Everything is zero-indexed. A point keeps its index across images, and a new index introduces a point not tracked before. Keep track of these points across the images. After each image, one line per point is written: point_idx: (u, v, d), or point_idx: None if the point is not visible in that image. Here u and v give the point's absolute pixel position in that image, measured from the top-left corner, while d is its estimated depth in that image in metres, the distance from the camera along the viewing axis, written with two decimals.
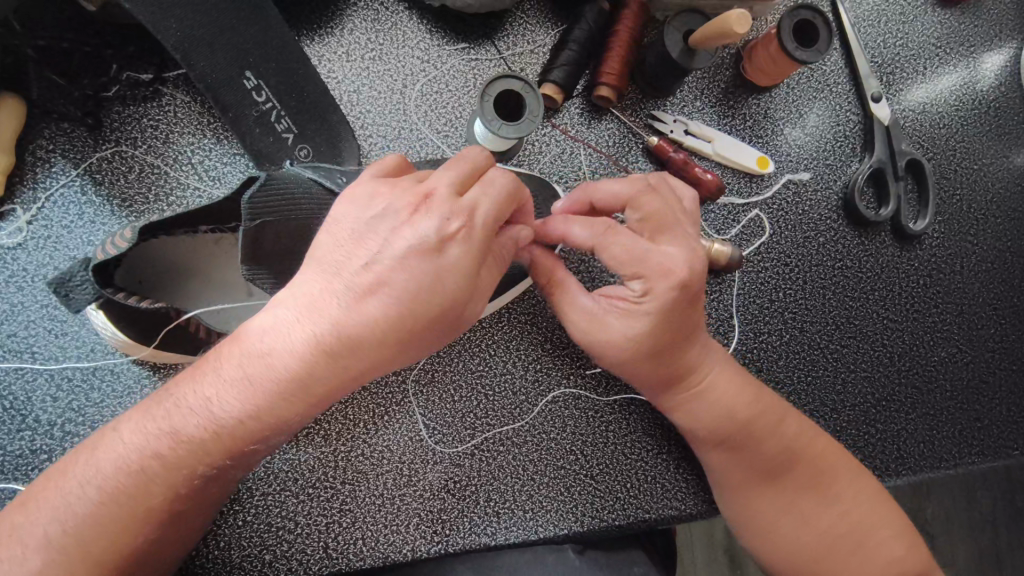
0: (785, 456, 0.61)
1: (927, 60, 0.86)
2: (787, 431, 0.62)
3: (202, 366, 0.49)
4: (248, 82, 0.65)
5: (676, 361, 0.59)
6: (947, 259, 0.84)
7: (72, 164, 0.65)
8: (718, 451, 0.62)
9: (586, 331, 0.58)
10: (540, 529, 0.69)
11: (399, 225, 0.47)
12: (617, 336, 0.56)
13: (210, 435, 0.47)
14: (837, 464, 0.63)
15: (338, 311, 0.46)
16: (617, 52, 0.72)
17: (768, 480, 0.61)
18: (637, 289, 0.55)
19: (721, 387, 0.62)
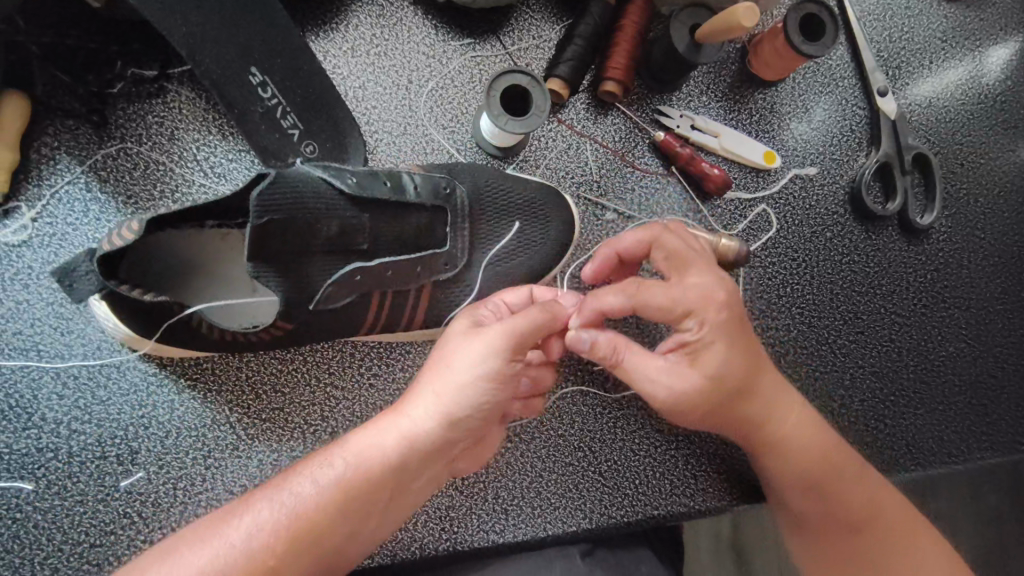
0: (865, 506, 0.60)
1: (933, 54, 0.86)
2: (868, 484, 0.61)
3: (312, 461, 0.50)
4: (253, 78, 0.64)
5: (753, 404, 0.58)
6: (954, 254, 0.84)
7: (77, 161, 0.65)
8: (806, 493, 0.61)
9: (659, 389, 0.55)
10: (548, 526, 0.69)
11: (484, 358, 0.49)
12: (698, 381, 0.55)
13: (320, 522, 0.47)
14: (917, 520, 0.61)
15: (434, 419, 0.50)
16: (623, 47, 0.72)
17: (855, 530, 0.59)
18: (692, 328, 0.55)
19: (804, 432, 0.60)
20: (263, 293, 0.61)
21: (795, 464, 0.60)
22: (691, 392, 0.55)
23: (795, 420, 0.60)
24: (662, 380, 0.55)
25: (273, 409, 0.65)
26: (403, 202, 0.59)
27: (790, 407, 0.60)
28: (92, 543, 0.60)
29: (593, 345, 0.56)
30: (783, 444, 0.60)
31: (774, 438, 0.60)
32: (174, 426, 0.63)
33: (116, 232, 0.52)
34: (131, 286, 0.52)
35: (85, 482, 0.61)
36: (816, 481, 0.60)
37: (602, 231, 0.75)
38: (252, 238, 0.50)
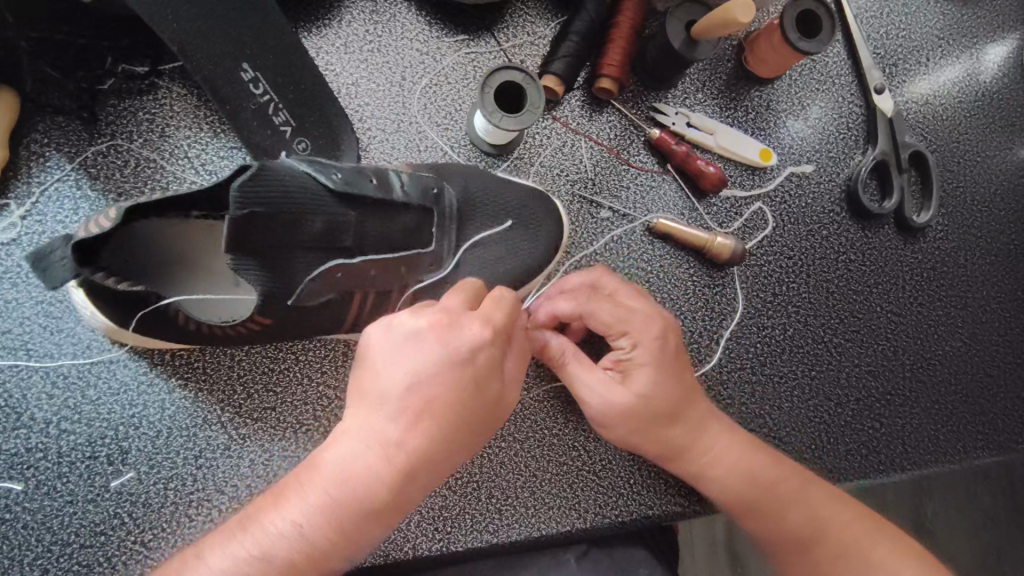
0: (811, 529, 0.57)
1: (930, 51, 0.86)
2: (811, 504, 0.58)
3: (278, 495, 0.46)
4: (245, 74, 0.64)
5: (677, 429, 0.60)
6: (951, 252, 0.83)
7: (67, 158, 0.64)
8: (748, 519, 0.59)
9: (596, 399, 0.58)
10: (542, 526, 0.69)
11: (416, 346, 0.47)
12: (631, 397, 0.58)
13: (298, 555, 0.43)
14: (875, 532, 0.57)
15: (392, 433, 0.46)
16: (618, 43, 0.72)
17: (805, 555, 0.57)
18: (625, 346, 0.59)
19: (729, 457, 0.60)
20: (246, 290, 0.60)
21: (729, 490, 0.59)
22: (624, 405, 0.58)
23: (722, 446, 0.60)
24: (598, 393, 0.58)
25: (265, 409, 0.65)
26: (390, 199, 0.59)
27: (711, 435, 0.61)
28: (82, 544, 0.60)
29: (546, 348, 0.60)
30: (705, 474, 0.60)
31: (695, 466, 0.61)
32: (165, 426, 0.63)
33: (92, 220, 0.52)
34: (113, 277, 0.52)
35: (75, 483, 0.61)
36: (754, 509, 0.59)
37: (597, 229, 0.75)
38: (229, 230, 0.49)
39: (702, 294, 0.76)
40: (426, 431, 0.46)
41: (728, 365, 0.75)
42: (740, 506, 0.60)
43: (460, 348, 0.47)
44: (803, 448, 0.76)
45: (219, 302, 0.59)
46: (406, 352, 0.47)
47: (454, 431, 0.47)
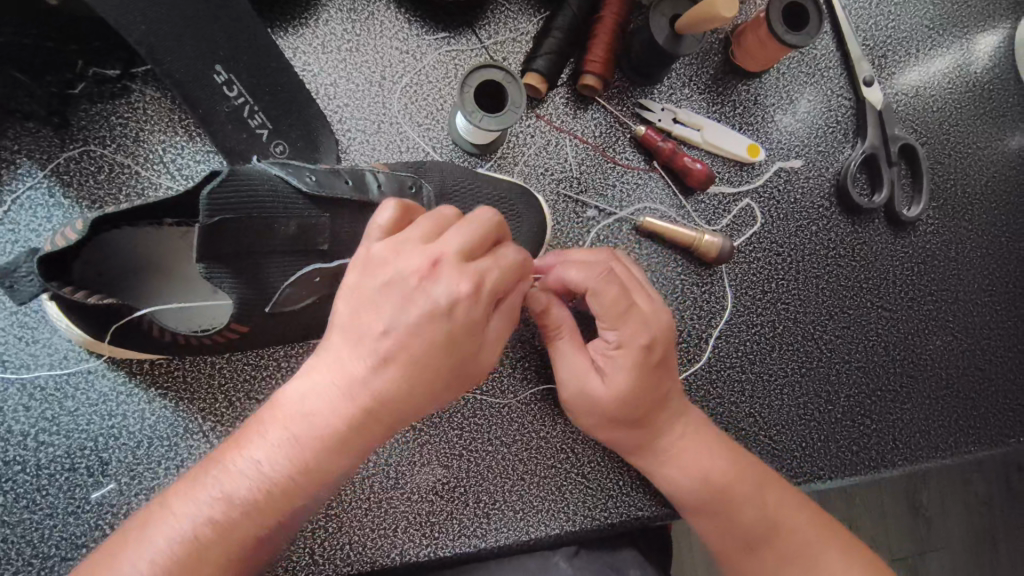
0: (765, 527, 0.56)
1: (920, 42, 0.85)
2: (770, 502, 0.57)
3: (248, 430, 0.46)
4: (218, 76, 0.62)
5: (647, 420, 0.58)
6: (942, 246, 0.82)
7: (39, 165, 0.63)
8: (698, 514, 0.59)
9: (571, 383, 0.58)
10: (531, 529, 0.68)
11: (400, 296, 0.44)
12: (603, 394, 0.56)
13: (268, 494, 0.44)
14: (828, 538, 0.56)
15: (358, 375, 0.44)
16: (602, 39, 0.70)
17: (755, 552, 0.56)
18: (611, 341, 0.55)
19: (693, 451, 0.59)
20: (218, 296, 0.59)
21: (693, 484, 0.59)
22: (595, 397, 0.56)
23: (691, 437, 0.60)
24: (576, 377, 0.57)
25: (247, 417, 0.64)
26: (367, 201, 0.58)
27: (683, 428, 0.60)
28: (63, 557, 0.59)
29: (546, 311, 0.58)
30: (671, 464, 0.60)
31: (665, 453, 0.60)
32: (145, 436, 0.62)
33: (59, 235, 0.51)
34: (83, 290, 0.51)
35: (54, 496, 0.60)
36: (709, 506, 0.58)
37: (582, 228, 0.74)
38: (200, 238, 0.48)
39: (690, 293, 0.75)
40: (394, 379, 0.44)
41: (717, 364, 0.75)
42: (696, 502, 0.59)
43: (439, 300, 0.43)
44: (793, 446, 0.75)
45: (194, 308, 0.58)
46: (384, 297, 0.44)
47: (426, 381, 0.44)
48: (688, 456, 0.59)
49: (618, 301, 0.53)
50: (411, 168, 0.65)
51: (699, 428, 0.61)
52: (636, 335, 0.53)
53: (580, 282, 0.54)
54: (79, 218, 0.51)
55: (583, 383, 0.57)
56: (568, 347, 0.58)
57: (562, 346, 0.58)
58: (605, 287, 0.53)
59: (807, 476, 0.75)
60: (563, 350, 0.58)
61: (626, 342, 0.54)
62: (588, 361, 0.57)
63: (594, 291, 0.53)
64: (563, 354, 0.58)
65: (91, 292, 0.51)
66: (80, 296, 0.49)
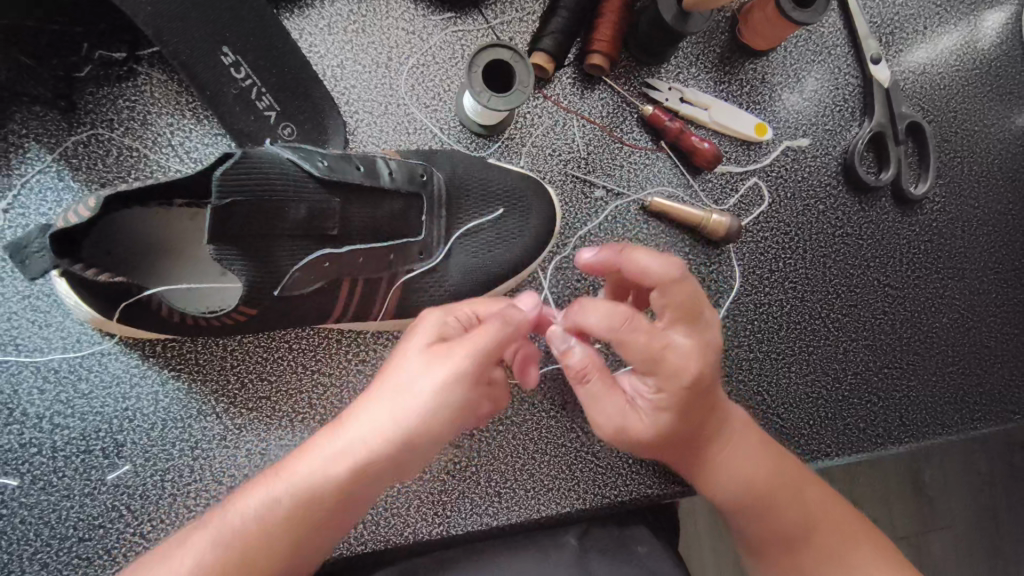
0: (802, 524, 0.57)
1: (927, 19, 0.84)
2: (804, 502, 0.59)
3: (285, 462, 0.48)
4: (225, 58, 0.62)
5: (702, 436, 0.57)
6: (949, 224, 0.82)
7: (47, 149, 0.63)
8: (740, 518, 0.59)
9: (610, 425, 0.55)
10: (542, 507, 0.69)
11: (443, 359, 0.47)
12: (650, 432, 0.54)
13: (288, 519, 0.45)
14: (856, 533, 0.57)
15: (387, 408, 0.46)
16: (609, 18, 0.70)
17: (791, 548, 0.57)
18: (650, 384, 0.54)
19: (739, 455, 0.59)
20: (228, 279, 0.59)
21: (743, 479, 0.58)
22: (640, 436, 0.55)
23: (738, 441, 0.59)
24: (616, 417, 0.55)
25: (260, 398, 0.64)
26: (378, 187, 0.58)
27: (731, 438, 0.59)
28: (80, 537, 0.60)
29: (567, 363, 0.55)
30: (715, 467, 0.58)
31: (710, 458, 0.58)
32: (159, 418, 0.63)
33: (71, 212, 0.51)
34: (97, 270, 0.51)
35: (71, 478, 0.61)
36: (753, 509, 0.58)
37: (591, 209, 0.74)
38: (212, 219, 0.48)
39: (698, 273, 0.75)
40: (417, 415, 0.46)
41: (725, 343, 0.75)
42: (736, 502, 0.59)
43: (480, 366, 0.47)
44: (801, 424, 0.76)
45: (205, 289, 0.59)
46: (433, 350, 0.48)
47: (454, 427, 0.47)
48: (730, 467, 0.58)
49: (650, 348, 0.51)
50: (421, 158, 0.65)
51: (742, 435, 0.60)
52: (675, 373, 0.52)
53: (602, 331, 0.51)
54: (92, 195, 0.50)
55: (623, 423, 0.55)
56: (602, 391, 0.55)
57: (592, 391, 0.55)
58: (637, 335, 0.51)
59: (813, 453, 0.76)
60: (593, 395, 0.55)
61: (667, 385, 0.52)
62: (625, 403, 0.55)
63: (621, 333, 0.51)
64: (594, 400, 0.55)
65: (106, 273, 0.51)
66: (94, 276, 0.49)
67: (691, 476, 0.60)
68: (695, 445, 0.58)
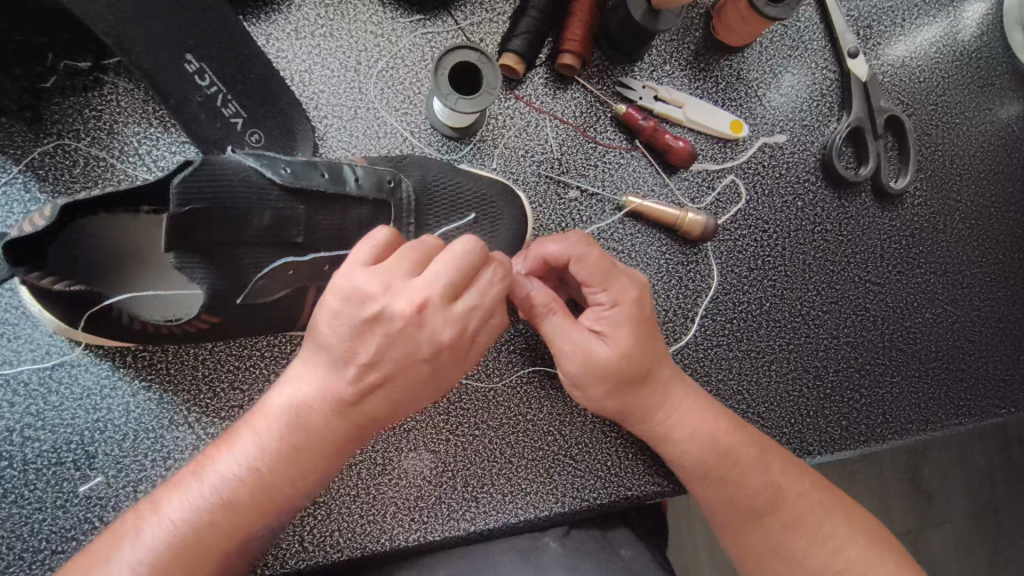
0: (766, 496, 0.56)
1: (906, 12, 0.83)
2: (768, 470, 0.57)
3: (235, 433, 0.49)
4: (190, 65, 0.62)
5: (655, 384, 0.58)
6: (930, 217, 0.82)
7: (13, 161, 0.63)
8: (709, 483, 0.58)
9: (579, 349, 0.54)
10: (520, 512, 0.68)
11: (382, 337, 0.44)
12: (612, 355, 0.55)
13: (250, 505, 0.47)
14: (824, 502, 0.56)
15: (347, 393, 0.47)
16: (579, 17, 0.70)
17: (753, 520, 0.56)
18: (602, 300, 0.55)
19: (690, 422, 0.59)
20: (188, 287, 0.59)
21: (697, 444, 0.58)
22: (606, 360, 0.55)
23: (694, 395, 0.60)
24: (581, 343, 0.54)
25: (232, 407, 0.64)
26: (343, 195, 0.58)
27: (684, 397, 0.60)
28: (53, 550, 0.60)
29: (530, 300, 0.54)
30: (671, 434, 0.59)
31: (663, 426, 0.59)
32: (130, 429, 0.62)
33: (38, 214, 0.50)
34: (56, 278, 0.50)
35: (43, 489, 0.61)
36: (719, 469, 0.57)
37: (565, 210, 0.73)
38: (170, 229, 0.48)
39: (675, 273, 0.74)
40: (380, 398, 0.47)
41: (704, 342, 0.75)
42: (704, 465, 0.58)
43: (424, 341, 0.45)
44: (782, 422, 0.75)
45: (171, 297, 0.58)
46: (382, 337, 0.44)
47: (405, 396, 0.48)
48: (694, 421, 0.59)
49: (602, 267, 0.55)
50: (391, 164, 0.65)
51: (694, 389, 0.61)
52: (625, 288, 0.55)
53: (563, 253, 0.55)
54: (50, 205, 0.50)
55: (587, 347, 0.54)
56: (561, 322, 0.54)
57: (552, 322, 0.55)
58: (592, 250, 0.54)
59: (796, 452, 0.75)
60: (554, 326, 0.54)
61: (619, 299, 0.55)
62: (584, 328, 0.55)
63: (579, 249, 0.54)
64: (556, 329, 0.55)
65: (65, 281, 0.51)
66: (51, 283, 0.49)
67: (653, 436, 0.60)
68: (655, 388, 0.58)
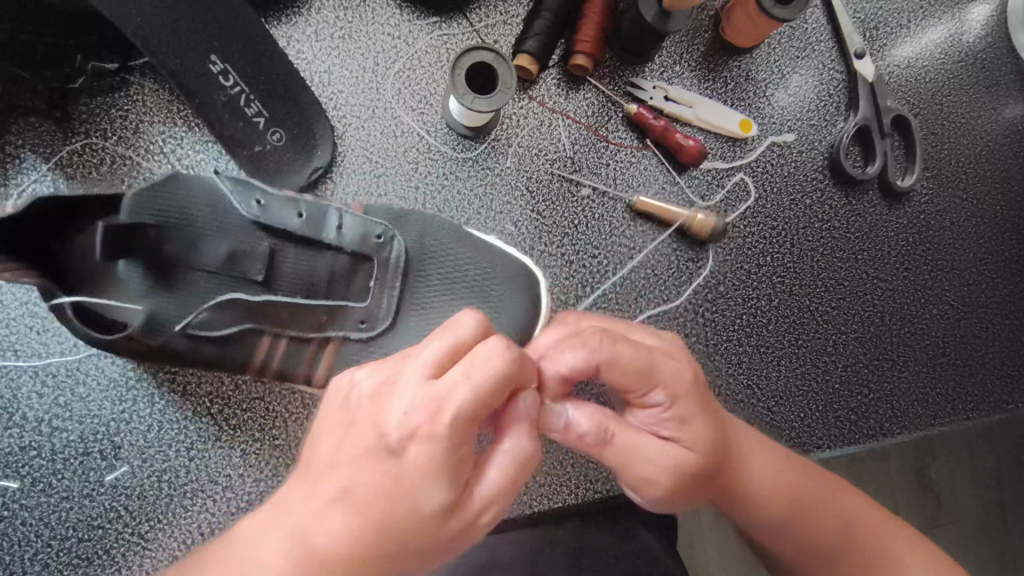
0: (845, 545, 0.51)
1: (912, 13, 0.85)
2: (846, 513, 0.52)
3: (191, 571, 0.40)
4: (214, 66, 0.64)
5: (721, 468, 0.50)
6: (937, 215, 0.83)
7: (42, 159, 0.65)
8: (784, 542, 0.52)
9: (647, 470, 0.46)
10: (534, 502, 0.71)
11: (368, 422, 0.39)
12: (681, 464, 0.47)
13: None
14: (906, 539, 0.52)
15: (306, 521, 0.38)
16: (592, 18, 0.71)
17: (842, 571, 0.51)
18: (655, 397, 0.47)
19: (766, 477, 0.52)
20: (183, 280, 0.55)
21: (770, 502, 0.51)
22: (675, 473, 0.47)
23: (756, 446, 0.53)
24: (648, 460, 0.46)
25: (254, 399, 0.65)
26: (314, 241, 0.60)
27: (754, 454, 0.52)
28: (80, 537, 0.61)
29: (571, 400, 0.46)
30: (744, 505, 0.51)
31: (736, 494, 0.51)
32: (155, 420, 0.64)
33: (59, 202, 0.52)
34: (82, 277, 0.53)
35: (70, 478, 0.62)
36: (789, 526, 0.51)
37: (577, 208, 0.75)
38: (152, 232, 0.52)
39: (685, 269, 0.76)
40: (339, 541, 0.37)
41: (714, 338, 0.76)
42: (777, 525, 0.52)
43: (395, 432, 0.38)
44: (791, 417, 0.76)
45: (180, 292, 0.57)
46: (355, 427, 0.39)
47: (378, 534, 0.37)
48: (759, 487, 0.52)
49: (641, 357, 0.45)
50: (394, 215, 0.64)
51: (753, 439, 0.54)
52: (678, 375, 0.47)
53: (586, 361, 0.45)
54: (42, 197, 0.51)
55: (652, 464, 0.46)
56: (623, 433, 0.46)
57: (619, 437, 0.46)
58: (626, 349, 0.45)
59: (805, 446, 0.76)
60: (623, 440, 0.46)
61: (671, 387, 0.46)
62: (654, 438, 0.47)
63: (609, 355, 0.45)
64: (628, 444, 0.46)
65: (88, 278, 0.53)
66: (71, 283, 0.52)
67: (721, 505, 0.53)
68: (725, 460, 0.50)
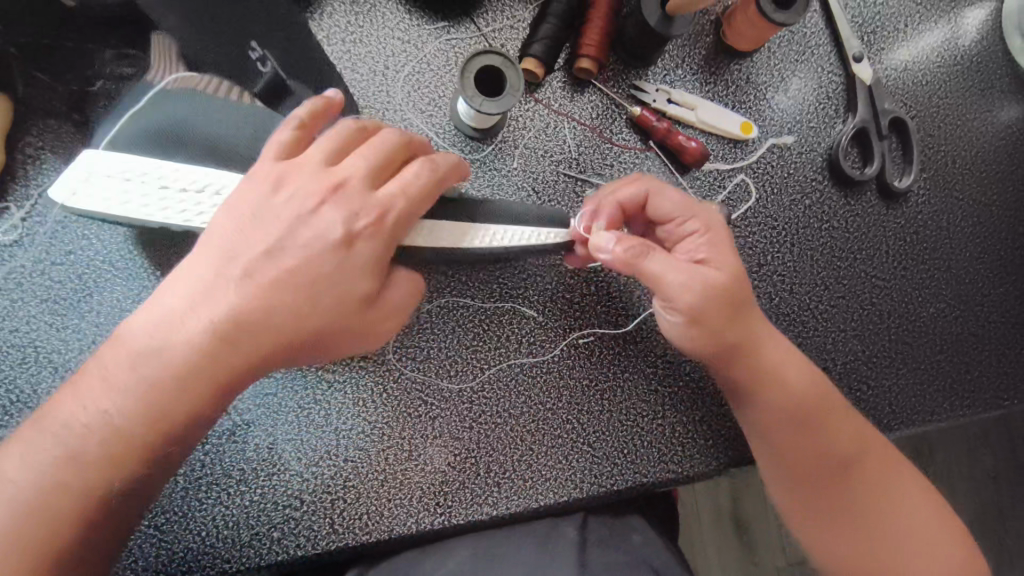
0: (852, 451, 0.64)
1: (908, 17, 0.87)
2: (854, 425, 0.65)
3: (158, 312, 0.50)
4: (250, 52, 0.63)
5: (753, 333, 0.62)
6: (934, 216, 0.85)
7: (62, 160, 0.68)
8: (797, 433, 0.63)
9: (690, 281, 0.59)
10: (540, 497, 0.71)
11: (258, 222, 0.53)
12: (723, 280, 0.60)
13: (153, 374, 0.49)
14: (891, 457, 0.66)
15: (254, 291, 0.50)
16: (597, 22, 0.73)
17: (840, 468, 0.64)
18: (691, 230, 0.64)
19: (794, 366, 0.64)
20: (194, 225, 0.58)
21: (796, 388, 0.64)
22: (716, 292, 0.60)
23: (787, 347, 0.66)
24: (691, 279, 0.59)
25: None
26: None
27: (786, 353, 0.65)
28: None
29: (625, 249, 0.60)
30: (772, 380, 0.63)
31: (767, 372, 0.63)
32: None
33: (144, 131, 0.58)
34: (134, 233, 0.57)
35: None
36: (805, 420, 0.63)
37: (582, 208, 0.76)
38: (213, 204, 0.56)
39: None
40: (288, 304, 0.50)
41: None
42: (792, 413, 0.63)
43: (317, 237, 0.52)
44: None
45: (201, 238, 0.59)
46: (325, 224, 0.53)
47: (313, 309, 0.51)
48: (785, 372, 0.64)
49: (687, 206, 0.65)
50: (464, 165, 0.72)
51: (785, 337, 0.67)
52: (711, 221, 0.64)
53: (640, 193, 0.66)
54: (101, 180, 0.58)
55: (703, 281, 0.60)
56: (665, 260, 0.60)
57: (661, 263, 0.60)
58: (668, 194, 0.65)
59: None
60: (667, 268, 0.59)
61: (708, 230, 0.64)
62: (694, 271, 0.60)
63: (657, 192, 0.65)
64: (665, 266, 0.59)
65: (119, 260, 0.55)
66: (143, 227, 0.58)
67: (747, 385, 0.64)
68: (760, 341, 0.63)
